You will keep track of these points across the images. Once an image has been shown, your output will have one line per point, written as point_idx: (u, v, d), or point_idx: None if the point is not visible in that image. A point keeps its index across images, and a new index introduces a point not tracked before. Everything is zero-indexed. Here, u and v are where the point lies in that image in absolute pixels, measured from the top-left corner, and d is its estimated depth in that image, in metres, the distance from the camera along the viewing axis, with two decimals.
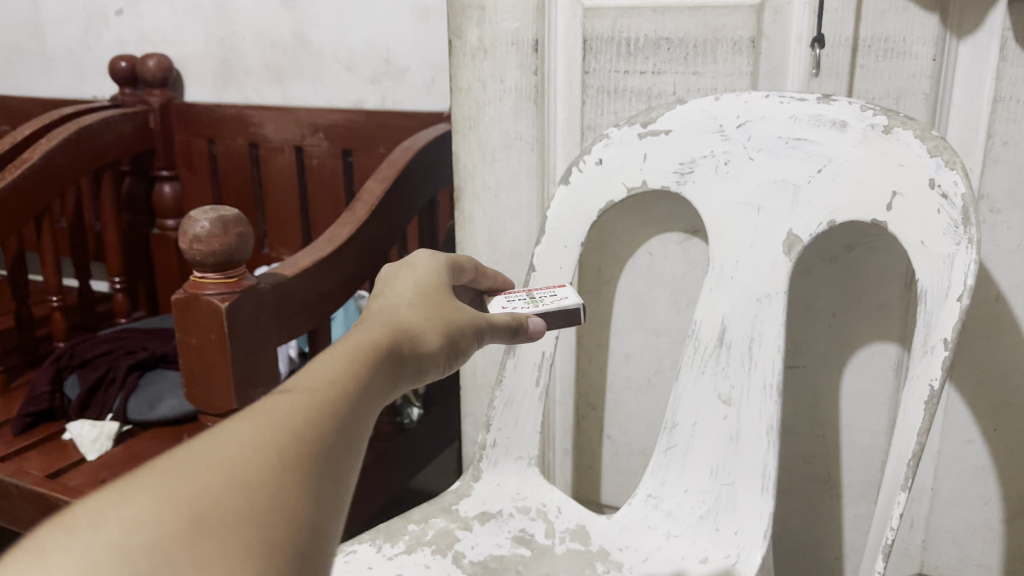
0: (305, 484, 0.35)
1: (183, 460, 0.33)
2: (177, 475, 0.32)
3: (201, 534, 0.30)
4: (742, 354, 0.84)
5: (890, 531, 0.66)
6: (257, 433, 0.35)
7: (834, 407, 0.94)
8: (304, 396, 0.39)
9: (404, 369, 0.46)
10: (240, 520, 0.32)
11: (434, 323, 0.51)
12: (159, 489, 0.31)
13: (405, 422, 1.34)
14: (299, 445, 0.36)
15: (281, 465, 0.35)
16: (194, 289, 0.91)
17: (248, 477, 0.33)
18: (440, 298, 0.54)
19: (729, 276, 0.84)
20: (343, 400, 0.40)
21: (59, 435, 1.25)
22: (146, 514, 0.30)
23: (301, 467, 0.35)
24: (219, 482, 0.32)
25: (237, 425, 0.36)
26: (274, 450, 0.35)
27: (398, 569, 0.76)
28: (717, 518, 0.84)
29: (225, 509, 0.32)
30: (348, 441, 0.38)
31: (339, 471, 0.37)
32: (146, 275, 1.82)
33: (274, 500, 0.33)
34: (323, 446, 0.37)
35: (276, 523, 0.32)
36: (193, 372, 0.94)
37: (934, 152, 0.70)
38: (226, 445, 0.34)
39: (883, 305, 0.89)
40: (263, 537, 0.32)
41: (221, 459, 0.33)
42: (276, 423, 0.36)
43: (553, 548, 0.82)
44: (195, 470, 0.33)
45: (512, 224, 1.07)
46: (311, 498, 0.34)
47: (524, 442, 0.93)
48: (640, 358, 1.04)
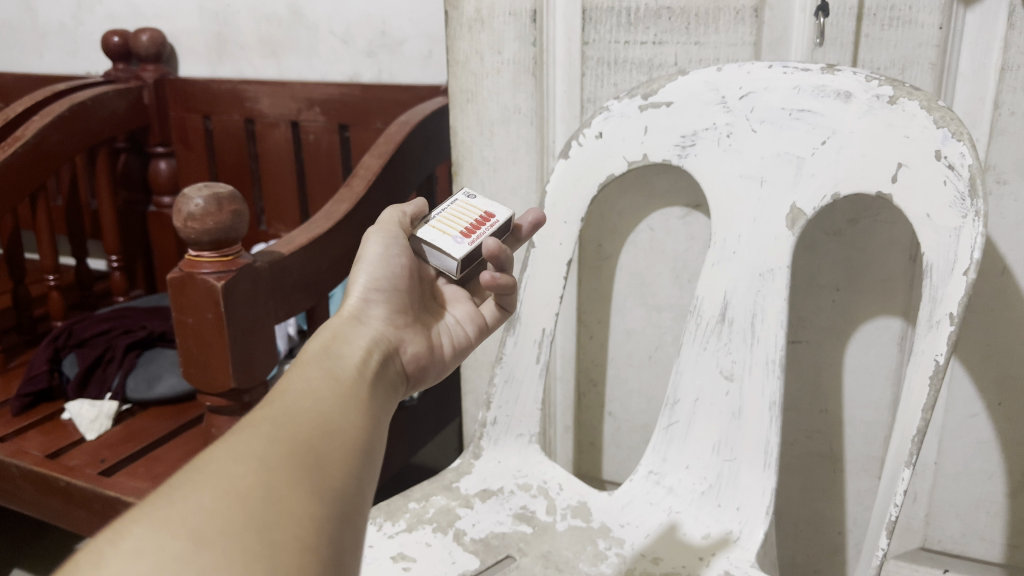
0: (296, 484, 0.38)
1: (172, 490, 0.36)
2: (174, 502, 0.35)
3: (206, 546, 0.33)
4: (745, 329, 0.82)
5: (894, 506, 0.65)
6: (236, 451, 0.38)
7: (837, 381, 0.93)
8: (271, 408, 0.42)
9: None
10: (241, 528, 0.34)
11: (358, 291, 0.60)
12: (155, 515, 0.34)
13: (405, 401, 1.32)
14: (279, 454, 0.39)
15: (268, 472, 0.37)
16: (189, 268, 0.90)
17: (242, 488, 0.36)
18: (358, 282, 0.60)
19: (732, 251, 0.83)
20: (312, 401, 0.44)
21: (57, 414, 1.24)
22: (147, 540, 0.33)
23: (283, 472, 0.38)
24: (214, 497, 0.35)
25: (215, 450, 0.39)
26: (259, 461, 0.38)
27: (399, 547, 0.76)
28: (718, 494, 0.84)
29: (222, 522, 0.34)
30: (324, 435, 0.42)
31: (327, 464, 0.40)
32: (144, 254, 1.81)
33: (266, 503, 0.36)
34: (303, 446, 0.40)
35: (276, 523, 0.35)
36: (190, 353, 0.93)
37: (940, 123, 0.68)
38: (209, 466, 0.37)
39: (888, 278, 0.88)
40: (266, 539, 0.34)
41: (209, 481, 0.36)
42: (253, 438, 0.39)
43: (554, 525, 0.82)
44: (190, 493, 0.35)
45: (511, 199, 1.06)
46: (306, 493, 0.37)
47: (524, 419, 0.92)
48: (642, 335, 1.03)
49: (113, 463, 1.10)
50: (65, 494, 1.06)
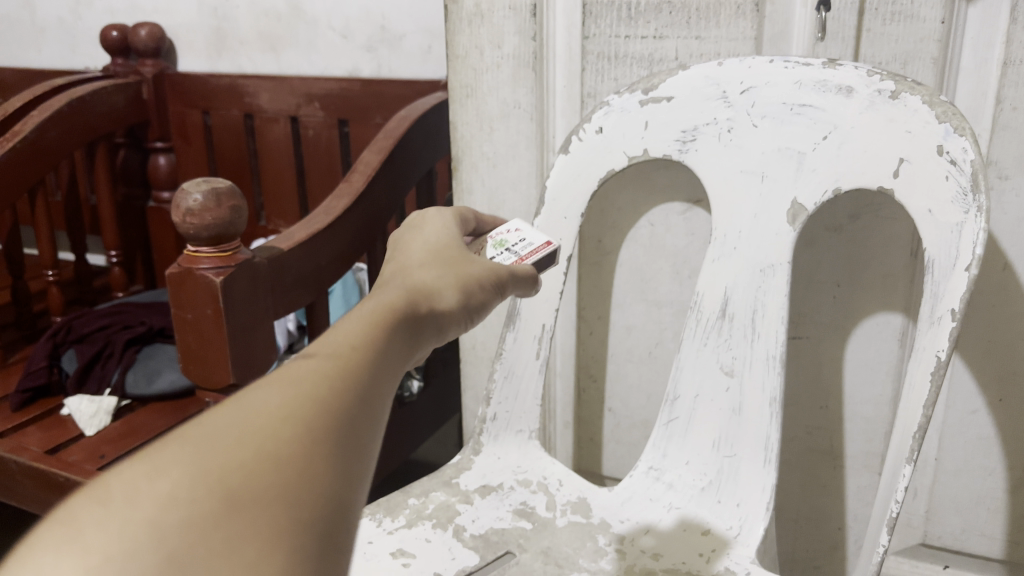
0: (340, 448, 0.33)
1: (214, 431, 0.31)
2: (207, 441, 0.30)
3: (233, 515, 0.28)
4: (746, 325, 0.82)
5: (895, 503, 0.64)
6: (286, 402, 0.33)
7: (838, 377, 0.93)
8: (332, 355, 0.36)
9: (447, 293, 0.47)
10: (271, 501, 0.29)
11: (457, 255, 0.51)
12: (192, 460, 0.29)
13: (405, 395, 1.32)
14: (330, 417, 0.33)
15: (314, 426, 0.32)
16: (188, 263, 0.89)
17: (282, 440, 0.31)
18: (418, 227, 0.55)
19: (733, 246, 0.83)
20: (376, 363, 0.37)
21: (57, 410, 1.24)
22: (179, 488, 0.28)
23: (328, 440, 0.32)
24: (251, 446, 0.31)
25: (265, 391, 0.33)
26: (306, 407, 0.33)
27: (398, 543, 0.76)
28: (719, 490, 0.83)
29: (256, 488, 0.29)
30: (375, 411, 0.36)
31: (372, 427, 0.35)
32: (144, 249, 1.81)
33: (302, 477, 0.31)
34: (355, 418, 0.34)
35: (306, 503, 0.30)
36: (189, 349, 0.92)
37: (942, 118, 0.68)
38: (256, 414, 0.32)
39: (889, 273, 0.87)
40: (292, 519, 0.30)
41: (253, 434, 0.31)
42: (302, 377, 0.34)
43: (554, 521, 0.82)
44: (226, 432, 0.31)
45: (511, 195, 1.05)
46: (346, 462, 0.33)
47: (524, 415, 0.91)
48: (642, 331, 1.03)
49: (112, 459, 1.10)
50: (65, 489, 1.06)
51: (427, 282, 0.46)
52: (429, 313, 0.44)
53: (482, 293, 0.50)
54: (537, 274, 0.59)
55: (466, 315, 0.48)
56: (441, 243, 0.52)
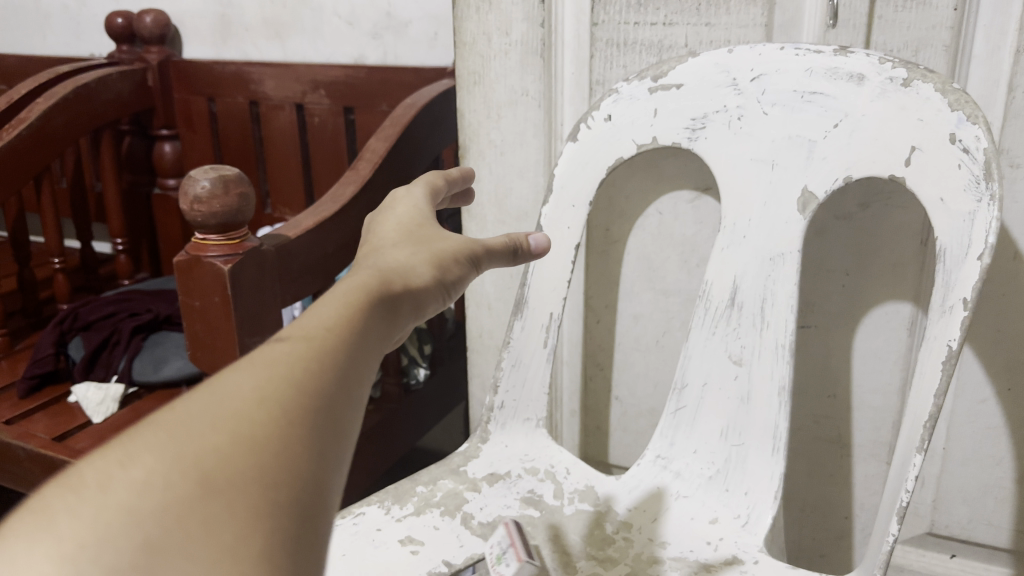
0: (320, 427, 0.31)
1: (189, 415, 0.29)
2: (181, 424, 0.28)
3: (211, 498, 0.27)
4: (754, 314, 0.82)
5: (905, 492, 0.63)
6: (262, 383, 0.31)
7: (846, 366, 0.93)
8: (307, 336, 0.34)
9: (423, 272, 0.46)
10: (250, 482, 0.28)
11: (434, 235, 0.50)
12: (167, 443, 0.28)
13: (411, 383, 1.33)
14: (308, 397, 0.31)
15: (291, 406, 0.31)
16: (196, 251, 0.89)
17: (259, 421, 0.30)
18: (391, 206, 0.54)
19: (742, 235, 0.82)
20: (354, 342, 0.36)
21: (64, 397, 1.25)
22: (155, 472, 0.27)
23: (307, 418, 0.31)
24: (226, 430, 0.29)
25: (240, 373, 0.31)
26: (283, 388, 0.31)
27: (407, 531, 0.77)
28: (727, 478, 0.83)
29: (232, 470, 0.28)
30: (355, 390, 0.34)
31: (353, 407, 0.34)
32: (148, 237, 1.81)
33: (281, 457, 0.29)
34: (333, 397, 0.32)
35: (285, 483, 0.29)
36: (196, 336, 0.92)
37: (955, 106, 0.68)
38: (231, 396, 0.30)
39: (898, 263, 0.87)
40: (272, 499, 0.28)
41: (230, 415, 0.29)
42: (277, 357, 0.33)
43: (562, 509, 0.83)
44: (201, 417, 0.29)
45: (519, 182, 1.05)
46: (326, 440, 0.31)
47: (532, 403, 0.91)
48: (650, 319, 1.02)
49: None
50: None
51: (403, 262, 0.45)
52: (406, 291, 0.43)
53: (459, 268, 0.49)
54: (519, 243, 0.58)
55: (442, 291, 0.47)
56: (417, 223, 0.51)
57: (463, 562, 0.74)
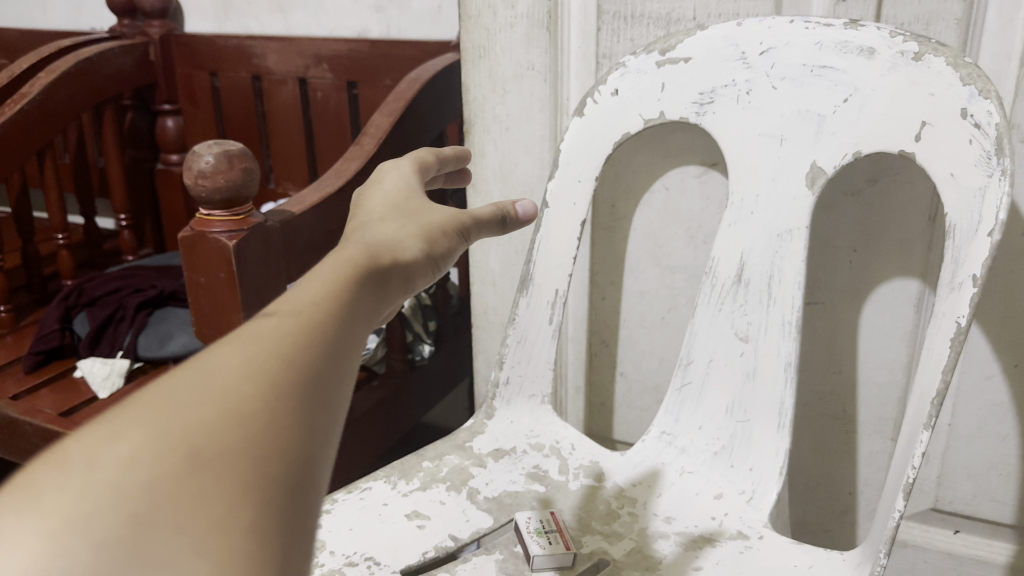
0: (306, 402, 0.30)
1: (174, 391, 0.28)
2: (166, 400, 0.27)
3: (201, 471, 0.26)
4: (761, 291, 0.81)
5: (912, 468, 0.63)
6: (249, 358, 0.30)
7: (852, 342, 0.93)
8: (293, 310, 0.33)
9: (411, 246, 0.45)
10: (238, 456, 0.27)
11: (422, 209, 0.49)
12: (153, 419, 0.27)
13: (416, 359, 1.34)
14: (296, 371, 0.31)
15: (277, 381, 0.30)
16: (201, 227, 0.89)
17: (246, 396, 0.29)
18: (379, 182, 0.53)
19: (749, 212, 0.82)
20: (341, 317, 0.35)
21: (70, 372, 1.25)
22: (142, 448, 0.26)
23: (295, 393, 0.30)
24: (213, 405, 0.28)
25: (226, 350, 0.30)
26: (270, 363, 0.30)
27: (413, 505, 0.77)
28: (731, 454, 0.84)
29: (221, 443, 0.27)
30: (343, 365, 0.33)
31: (342, 382, 0.33)
32: (151, 215, 1.80)
33: (270, 431, 0.28)
34: (322, 371, 0.32)
35: (274, 455, 0.28)
36: (202, 312, 0.92)
37: (967, 80, 0.67)
38: (218, 371, 0.29)
39: (905, 239, 0.87)
40: (261, 473, 0.27)
41: (216, 390, 0.28)
42: (264, 332, 0.32)
43: (567, 484, 0.83)
44: (186, 392, 0.28)
45: (524, 158, 1.04)
46: (314, 415, 0.30)
47: (537, 379, 0.91)
48: (655, 296, 1.02)
49: None
50: None
51: (390, 237, 0.45)
52: (393, 266, 0.42)
53: (446, 243, 0.48)
54: (504, 215, 0.57)
55: (428, 267, 0.46)
56: (404, 198, 0.50)
57: (468, 535, 0.75)
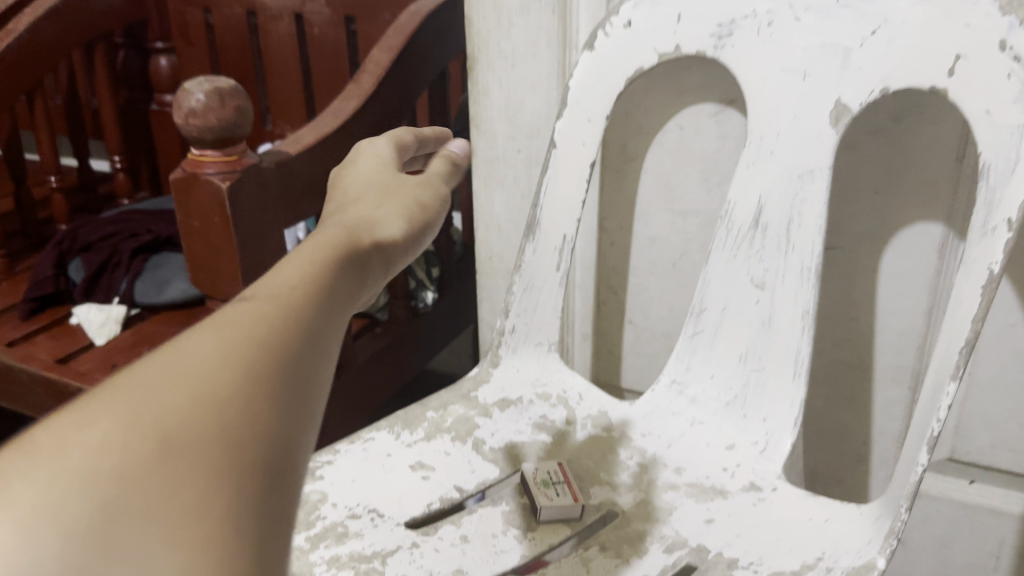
0: (284, 386, 0.30)
1: (146, 378, 0.28)
2: (138, 388, 0.27)
3: (171, 460, 0.26)
4: (779, 235, 0.78)
5: (936, 422, 0.61)
6: (224, 344, 0.30)
7: (871, 288, 0.90)
8: (272, 291, 0.33)
9: (396, 223, 0.43)
10: (211, 443, 0.27)
11: (408, 186, 0.47)
12: (123, 408, 0.26)
13: (419, 306, 1.31)
14: (272, 356, 0.30)
15: (253, 366, 0.29)
16: (193, 168, 0.85)
17: (219, 383, 0.28)
18: (356, 157, 0.51)
19: (769, 152, 0.78)
20: (321, 297, 0.34)
21: (66, 319, 1.23)
22: (110, 438, 0.26)
23: (271, 378, 0.29)
24: (184, 394, 0.27)
25: (202, 334, 0.30)
26: (245, 346, 0.30)
27: (417, 456, 0.75)
28: (744, 404, 0.81)
29: (192, 432, 0.27)
30: (323, 347, 0.32)
31: (322, 364, 0.32)
32: (148, 156, 1.76)
33: (244, 418, 0.28)
34: (300, 355, 0.31)
35: (248, 442, 0.28)
36: (197, 258, 0.89)
37: (1008, 9, 0.61)
38: (193, 358, 0.29)
39: (930, 181, 0.83)
40: (234, 460, 0.27)
41: (189, 377, 0.28)
42: (242, 315, 0.31)
43: (575, 434, 0.81)
44: (158, 379, 0.28)
45: (530, 96, 0.99)
46: (292, 399, 0.30)
47: (544, 327, 0.88)
48: (666, 242, 0.98)
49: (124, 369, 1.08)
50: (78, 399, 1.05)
51: (372, 213, 0.43)
52: (377, 243, 0.41)
53: (430, 220, 0.46)
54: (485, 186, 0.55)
55: (415, 243, 0.45)
56: (387, 175, 0.48)
57: (474, 487, 0.73)
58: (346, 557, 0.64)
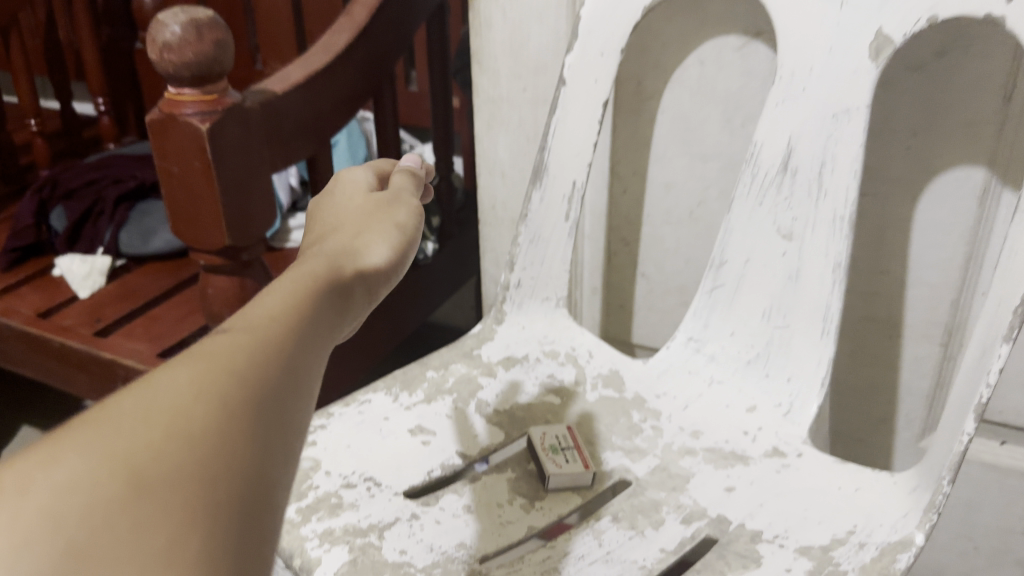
0: (258, 425, 0.28)
1: (116, 415, 0.26)
2: (108, 425, 0.26)
3: (143, 499, 0.24)
4: (811, 180, 0.71)
5: (985, 388, 0.55)
6: (198, 381, 0.28)
7: (903, 238, 0.83)
8: (246, 328, 0.31)
9: (377, 249, 0.42)
10: (184, 481, 0.25)
11: (389, 213, 0.45)
12: (91, 445, 0.25)
13: (420, 258, 1.24)
14: (246, 393, 0.29)
15: (227, 403, 0.28)
16: (170, 108, 0.78)
17: (194, 420, 0.27)
18: (333, 189, 0.49)
19: (801, 88, 0.71)
20: (297, 332, 0.33)
21: (48, 270, 1.17)
22: (78, 476, 0.24)
23: (246, 416, 0.28)
24: (156, 431, 0.26)
25: (175, 371, 0.28)
26: (223, 382, 0.29)
27: (417, 420, 0.70)
28: (766, 363, 0.76)
29: (164, 470, 0.25)
30: (299, 383, 0.31)
31: (297, 401, 0.31)
32: (133, 97, 1.69)
33: (217, 456, 0.27)
34: (274, 391, 0.30)
35: (221, 481, 0.26)
36: (177, 206, 0.83)
37: None
38: (166, 394, 0.27)
39: (973, 121, 0.76)
40: (208, 498, 0.26)
41: (162, 414, 0.27)
42: (216, 351, 0.30)
43: (584, 395, 0.76)
44: (129, 416, 0.26)
45: (537, 30, 0.91)
46: (265, 438, 0.28)
47: (552, 281, 0.83)
48: (683, 188, 0.92)
49: (108, 323, 1.03)
50: (60, 355, 1.00)
51: (353, 240, 0.41)
52: (360, 274, 0.39)
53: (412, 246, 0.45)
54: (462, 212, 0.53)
55: (397, 269, 0.43)
56: (366, 203, 0.46)
57: (477, 453, 0.68)
58: (340, 531, 0.58)
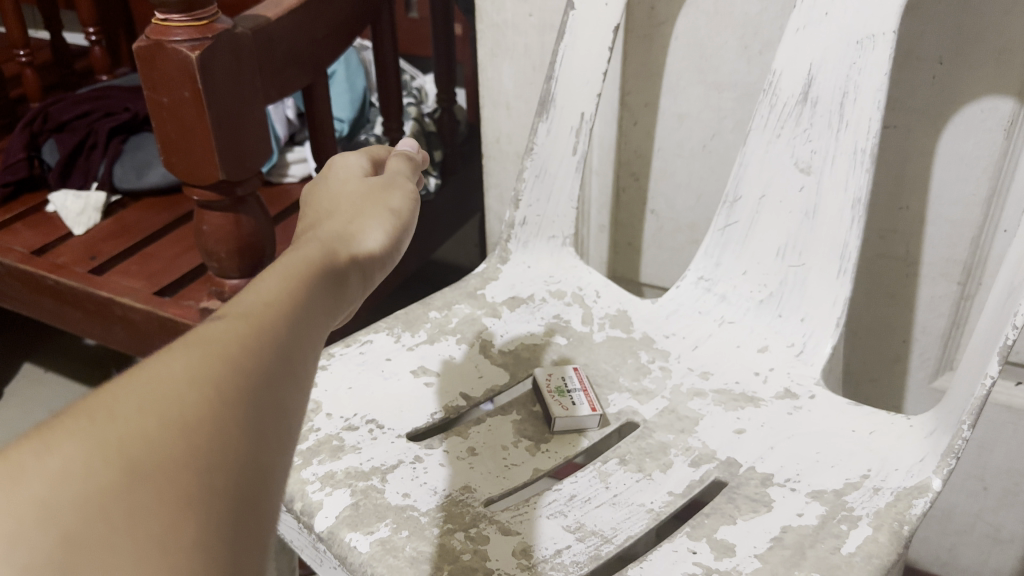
0: (257, 409, 0.26)
1: (108, 399, 0.24)
2: (99, 410, 0.24)
3: (138, 488, 0.22)
4: (831, 111, 0.68)
5: (1012, 329, 0.53)
6: (194, 364, 0.26)
7: (924, 172, 0.80)
8: (243, 312, 0.29)
9: (373, 234, 0.39)
10: (181, 468, 0.23)
11: (382, 199, 0.42)
12: (83, 432, 0.23)
13: (422, 193, 1.21)
14: (245, 377, 0.27)
15: (225, 388, 0.26)
16: (157, 35, 0.74)
17: (189, 405, 0.25)
18: (322, 173, 0.46)
19: (824, 13, 0.67)
20: (296, 318, 0.30)
21: (42, 207, 1.14)
22: (70, 464, 0.22)
23: (244, 401, 0.26)
24: (150, 418, 0.24)
25: (170, 356, 0.26)
26: (219, 365, 0.26)
27: (420, 361, 0.68)
28: (780, 303, 0.73)
29: (160, 457, 0.23)
30: (297, 367, 0.29)
31: (295, 387, 0.29)
32: (124, 25, 1.63)
33: (215, 444, 0.24)
34: (273, 376, 0.28)
35: (218, 470, 0.24)
36: (169, 140, 0.79)
37: None
38: (161, 377, 0.25)
39: (1005, 48, 0.72)
40: (205, 486, 0.24)
41: (158, 399, 0.24)
42: (213, 334, 0.27)
43: (591, 335, 0.74)
44: (122, 400, 0.24)
45: None
46: (263, 423, 0.26)
47: (560, 219, 0.80)
48: (697, 119, 0.88)
49: (104, 261, 1.01)
50: (57, 294, 0.99)
51: (347, 225, 0.39)
52: (357, 253, 0.37)
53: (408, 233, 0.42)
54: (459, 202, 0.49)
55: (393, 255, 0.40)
56: (359, 187, 0.43)
57: (481, 394, 0.66)
58: (341, 474, 0.57)
